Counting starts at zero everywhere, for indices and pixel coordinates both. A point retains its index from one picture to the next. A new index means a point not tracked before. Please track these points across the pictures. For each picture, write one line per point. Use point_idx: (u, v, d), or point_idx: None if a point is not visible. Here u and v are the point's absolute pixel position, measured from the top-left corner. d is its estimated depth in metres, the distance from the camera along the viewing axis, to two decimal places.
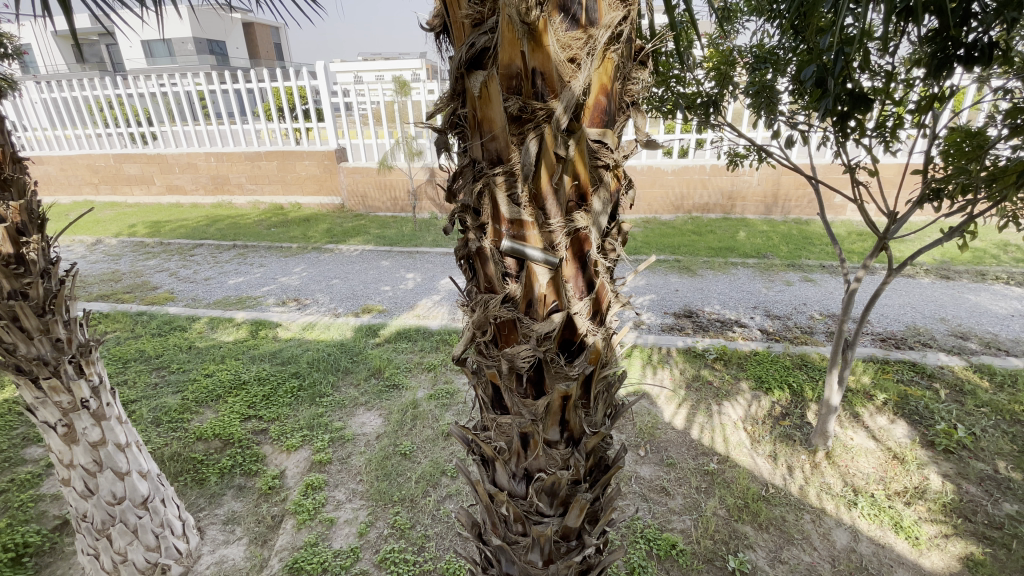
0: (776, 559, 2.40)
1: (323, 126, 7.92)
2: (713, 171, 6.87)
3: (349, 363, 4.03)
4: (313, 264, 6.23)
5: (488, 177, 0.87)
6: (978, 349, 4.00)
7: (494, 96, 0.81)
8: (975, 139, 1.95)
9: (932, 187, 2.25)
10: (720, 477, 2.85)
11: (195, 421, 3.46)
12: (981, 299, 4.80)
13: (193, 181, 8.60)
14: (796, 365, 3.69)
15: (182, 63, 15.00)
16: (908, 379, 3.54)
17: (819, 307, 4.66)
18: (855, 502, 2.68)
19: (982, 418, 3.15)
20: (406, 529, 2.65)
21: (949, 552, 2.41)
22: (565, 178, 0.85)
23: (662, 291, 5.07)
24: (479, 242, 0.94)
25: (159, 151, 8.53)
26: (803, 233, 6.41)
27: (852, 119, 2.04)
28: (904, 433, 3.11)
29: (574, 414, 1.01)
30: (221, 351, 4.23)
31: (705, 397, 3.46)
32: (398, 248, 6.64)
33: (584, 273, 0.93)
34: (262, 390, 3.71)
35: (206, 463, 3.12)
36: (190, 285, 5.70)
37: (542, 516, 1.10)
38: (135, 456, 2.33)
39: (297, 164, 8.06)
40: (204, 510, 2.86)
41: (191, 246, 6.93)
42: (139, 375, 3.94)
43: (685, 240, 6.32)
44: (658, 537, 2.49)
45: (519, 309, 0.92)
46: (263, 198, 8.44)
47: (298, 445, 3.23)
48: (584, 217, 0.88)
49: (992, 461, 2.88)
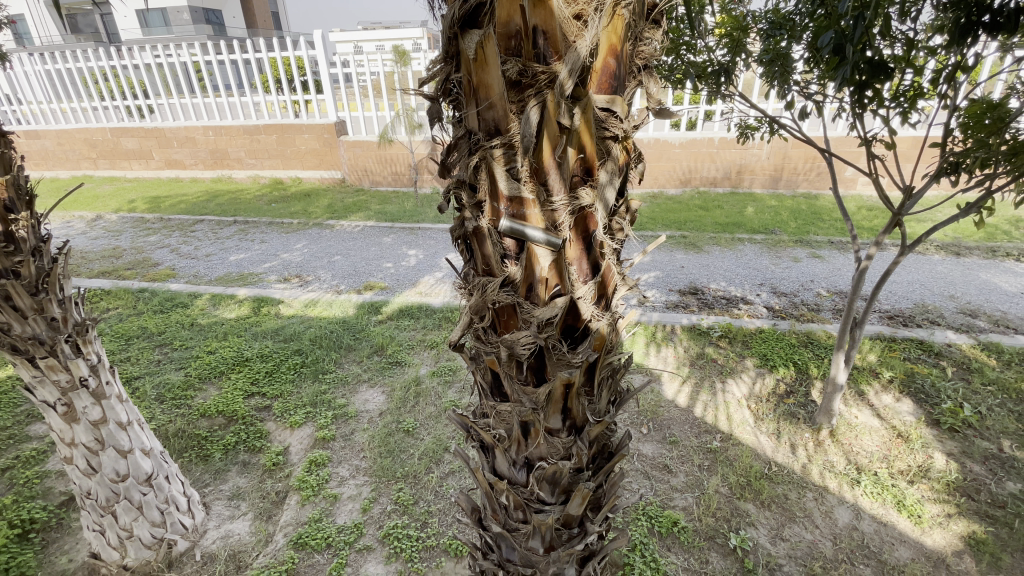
0: (778, 537, 2.40)
1: (322, 98, 7.72)
2: (721, 144, 6.69)
3: (351, 340, 4.01)
4: (314, 241, 6.17)
5: (485, 150, 0.80)
6: (987, 327, 3.94)
7: (492, 59, 0.74)
8: (997, 110, 1.88)
9: (949, 160, 2.14)
10: (723, 455, 2.84)
11: (199, 398, 3.46)
12: (991, 276, 4.71)
13: (192, 156, 8.48)
14: (802, 342, 3.65)
15: (179, 33, 14.62)
16: (915, 357, 3.50)
17: (827, 284, 4.59)
18: (858, 480, 2.66)
19: (988, 397, 3.11)
20: (409, 505, 2.66)
21: (951, 531, 2.40)
22: (570, 150, 0.78)
23: (666, 268, 4.99)
24: (475, 222, 0.87)
25: (156, 125, 8.39)
26: (812, 209, 6.28)
27: (871, 88, 1.93)
28: (909, 411, 3.08)
29: (577, 402, 0.97)
30: (223, 328, 4.21)
31: (708, 374, 3.43)
32: (400, 225, 6.56)
33: (590, 255, 0.86)
34: (265, 367, 3.71)
35: (210, 440, 3.13)
36: (191, 262, 5.66)
37: (543, 504, 1.07)
38: (137, 434, 2.32)
39: (297, 137, 7.90)
40: (209, 485, 2.88)
41: (191, 221, 6.88)
42: (143, 351, 3.93)
43: (691, 216, 6.21)
44: (659, 514, 2.50)
45: (520, 293, 0.86)
46: (262, 172, 8.32)
47: (301, 422, 3.24)
48: (590, 193, 0.82)
49: (997, 440, 2.85)
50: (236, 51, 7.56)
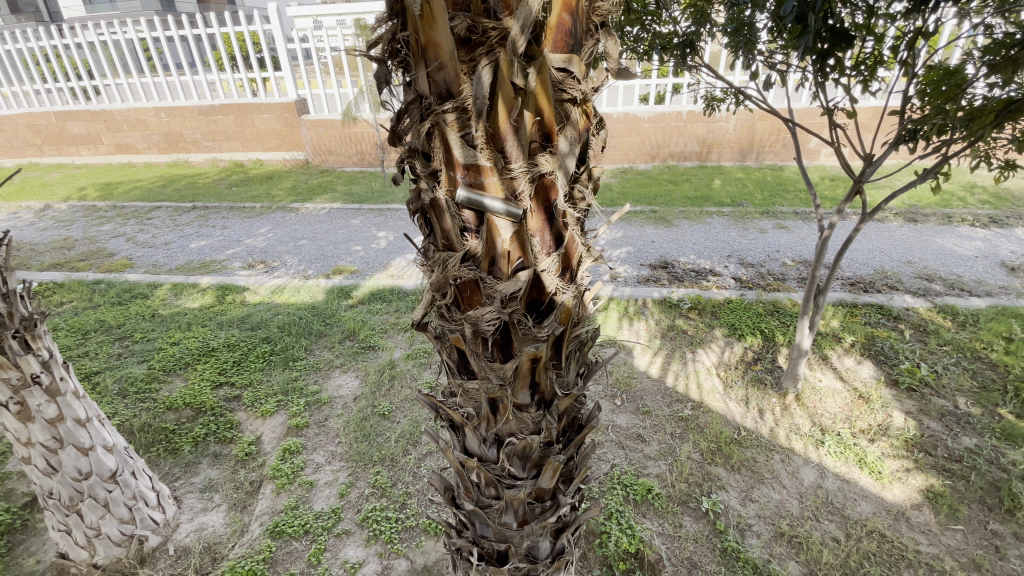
0: (748, 498, 2.49)
1: (280, 76, 7.40)
2: (690, 117, 6.71)
3: (321, 326, 3.93)
4: (279, 225, 5.96)
5: (437, 115, 0.75)
6: (942, 290, 4.11)
7: (439, 14, 0.69)
8: (953, 77, 1.94)
9: (908, 128, 2.18)
10: (694, 423, 2.91)
11: (164, 390, 3.35)
12: (946, 241, 4.91)
13: (144, 139, 8.04)
14: (769, 311, 3.75)
15: (121, 8, 13.68)
16: (875, 321, 3.64)
17: (792, 254, 4.70)
18: (822, 441, 2.77)
19: (944, 356, 3.27)
20: (387, 488, 2.64)
21: (910, 485, 2.53)
22: (527, 114, 0.74)
23: (638, 242, 5.03)
24: (432, 193, 0.83)
25: (103, 106, 7.90)
26: (778, 180, 6.40)
27: (834, 57, 1.94)
28: (869, 373, 3.22)
29: (545, 375, 0.96)
30: (186, 318, 4.06)
31: (679, 345, 3.50)
32: (368, 206, 6.40)
33: (552, 225, 0.84)
34: (233, 356, 3.60)
35: (178, 433, 3.04)
36: (149, 251, 5.41)
37: (514, 479, 1.07)
38: (98, 431, 2.22)
39: (255, 117, 7.56)
40: (179, 479, 2.81)
41: (146, 208, 6.56)
42: (102, 345, 3.76)
43: (661, 190, 6.25)
44: (635, 482, 2.56)
45: (482, 267, 0.83)
46: (221, 155, 7.96)
47: (273, 410, 3.17)
48: (550, 160, 0.79)
49: (952, 397, 3.00)
50: (186, 26, 7.13)
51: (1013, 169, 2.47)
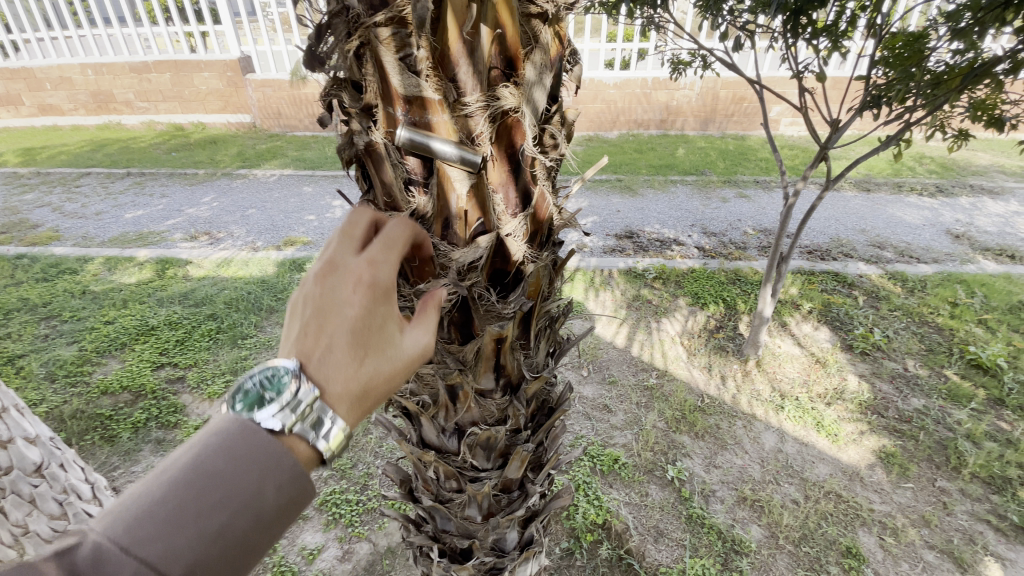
0: (711, 465, 2.50)
1: (220, 29, 6.77)
2: (655, 84, 6.58)
3: (273, 301, 3.68)
4: (225, 193, 5.55)
5: (369, 31, 0.66)
6: (893, 257, 4.23)
7: None
8: (915, 42, 1.89)
9: (872, 94, 2.13)
10: (659, 392, 2.90)
11: (98, 373, 3.07)
12: (896, 210, 5.05)
13: (69, 99, 7.27)
14: (730, 280, 3.76)
15: None
16: (832, 288, 3.71)
17: (753, 223, 4.73)
18: (782, 406, 2.82)
19: (895, 321, 3.37)
20: (347, 469, 2.52)
21: (864, 446, 2.61)
22: (484, 29, 0.65)
23: (603, 212, 4.94)
24: (369, 134, 0.74)
25: (22, 63, 7.08)
26: (739, 150, 6.42)
27: (806, 15, 1.83)
28: (826, 338, 3.28)
29: (511, 357, 0.85)
30: (122, 295, 3.73)
31: (644, 315, 3.46)
32: (321, 173, 6.03)
33: (518, 179, 0.75)
34: (175, 335, 3.34)
35: (116, 419, 2.80)
36: (78, 221, 4.93)
37: (478, 471, 0.96)
38: (17, 421, 1.98)
39: (194, 76, 6.91)
40: (118, 468, 2.58)
41: (74, 174, 5.96)
42: (25, 326, 3.40)
43: (627, 159, 6.15)
44: (602, 453, 2.53)
45: (435, 232, 0.77)
46: (158, 118, 7.29)
47: (221, 392, 2.96)
48: (513, 93, 0.70)
49: (902, 360, 3.11)
50: None
51: (969, 139, 2.46)
